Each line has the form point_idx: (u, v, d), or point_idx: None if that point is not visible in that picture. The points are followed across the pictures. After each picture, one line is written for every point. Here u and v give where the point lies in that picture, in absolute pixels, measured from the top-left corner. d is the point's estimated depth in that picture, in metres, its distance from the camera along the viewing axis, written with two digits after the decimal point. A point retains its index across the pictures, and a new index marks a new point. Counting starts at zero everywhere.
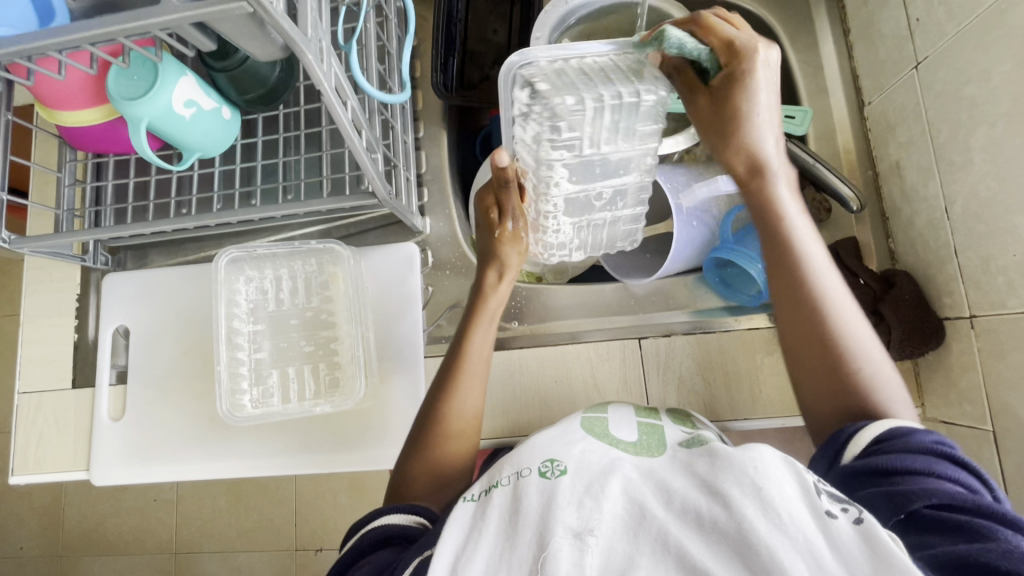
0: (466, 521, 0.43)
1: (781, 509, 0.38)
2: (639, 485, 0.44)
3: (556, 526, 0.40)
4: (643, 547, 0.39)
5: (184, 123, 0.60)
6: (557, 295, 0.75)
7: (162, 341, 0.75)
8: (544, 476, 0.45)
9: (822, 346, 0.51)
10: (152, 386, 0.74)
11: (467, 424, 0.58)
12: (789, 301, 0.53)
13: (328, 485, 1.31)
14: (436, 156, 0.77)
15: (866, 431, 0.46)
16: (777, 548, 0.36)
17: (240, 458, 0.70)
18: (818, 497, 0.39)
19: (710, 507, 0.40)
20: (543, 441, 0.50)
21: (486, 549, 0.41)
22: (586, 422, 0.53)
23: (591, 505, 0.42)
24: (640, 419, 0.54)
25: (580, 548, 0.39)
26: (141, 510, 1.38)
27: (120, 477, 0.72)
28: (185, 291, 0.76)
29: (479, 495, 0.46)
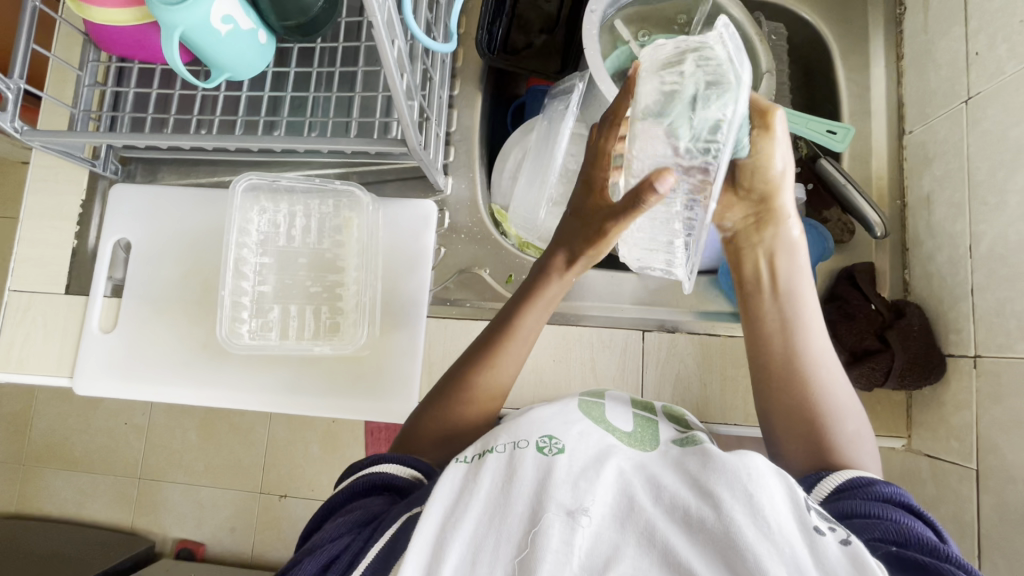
0: (456, 482, 0.44)
1: (773, 518, 0.39)
2: (628, 474, 0.45)
3: (550, 503, 0.41)
4: (631, 537, 0.40)
5: (219, 39, 0.59)
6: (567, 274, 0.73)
7: (164, 260, 0.74)
8: (541, 452, 0.45)
9: (794, 422, 0.52)
10: (147, 304, 0.73)
11: (495, 394, 0.57)
12: (773, 375, 0.53)
13: (301, 435, 1.31)
14: (468, 117, 0.76)
15: (824, 483, 0.47)
16: (763, 558, 0.37)
17: (229, 388, 0.70)
18: (808, 512, 0.40)
19: (699, 507, 0.41)
20: (543, 416, 0.50)
21: (474, 513, 0.42)
22: (583, 405, 0.53)
23: (585, 487, 0.43)
24: (636, 412, 0.54)
25: (571, 527, 0.40)
26: (109, 431, 1.37)
27: (101, 389, 0.71)
28: (195, 212, 0.75)
29: (472, 458, 0.46)
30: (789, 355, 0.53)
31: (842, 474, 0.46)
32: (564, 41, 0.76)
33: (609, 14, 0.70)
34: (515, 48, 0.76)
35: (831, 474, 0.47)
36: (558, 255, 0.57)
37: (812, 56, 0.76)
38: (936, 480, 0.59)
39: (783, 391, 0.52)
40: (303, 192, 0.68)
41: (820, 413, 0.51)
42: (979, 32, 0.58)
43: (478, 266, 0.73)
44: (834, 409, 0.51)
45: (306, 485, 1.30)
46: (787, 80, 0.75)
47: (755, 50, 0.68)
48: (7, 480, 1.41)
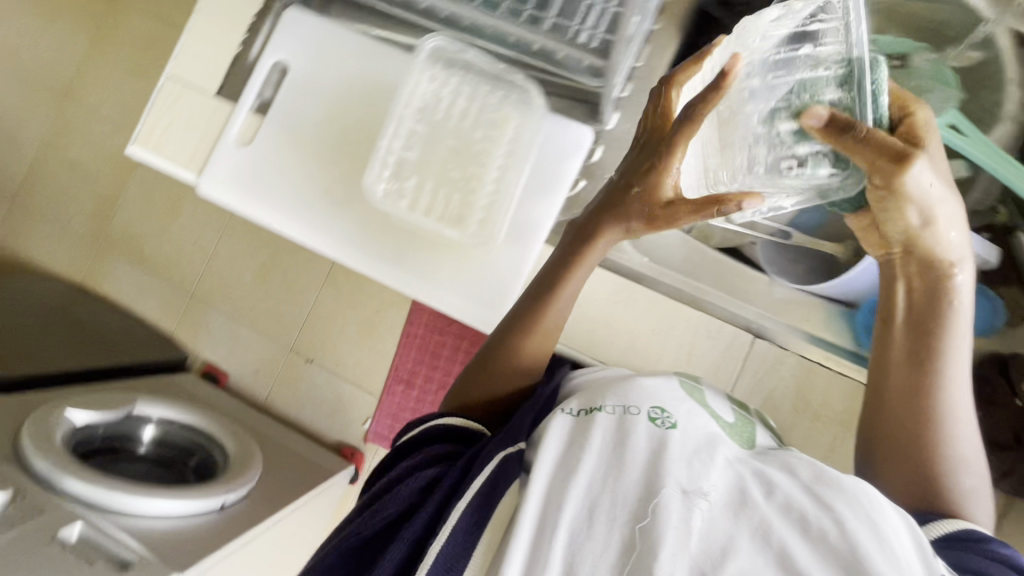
0: (563, 435, 0.44)
1: (900, 551, 0.36)
2: (739, 464, 0.42)
3: (667, 479, 0.39)
4: (744, 529, 0.37)
5: None
6: (697, 250, 0.69)
7: (315, 96, 0.74)
8: (654, 422, 0.44)
9: (892, 441, 0.51)
10: (287, 132, 0.73)
11: (551, 330, 0.56)
12: (901, 411, 0.51)
13: (344, 312, 1.34)
14: (659, 57, 0.71)
15: (933, 525, 0.46)
16: None
17: (337, 239, 0.70)
18: (934, 560, 0.37)
19: (818, 516, 0.38)
20: (652, 386, 0.48)
21: (588, 467, 0.41)
22: (684, 384, 0.51)
23: (699, 468, 0.41)
24: (734, 408, 0.53)
25: (690, 506, 0.38)
26: (179, 244, 1.44)
27: (223, 196, 0.74)
28: (358, 59, 0.73)
29: (578, 412, 0.47)
30: (931, 398, 0.50)
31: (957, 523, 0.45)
32: None
33: None
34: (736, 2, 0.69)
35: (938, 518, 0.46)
36: (632, 188, 0.50)
37: None
38: None
39: (901, 426, 0.51)
40: (477, 74, 0.66)
41: (940, 457, 0.49)
42: None
43: None
44: (961, 457, 0.49)
45: (333, 358, 1.35)
46: None
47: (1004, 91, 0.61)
48: (78, 252, 1.49)
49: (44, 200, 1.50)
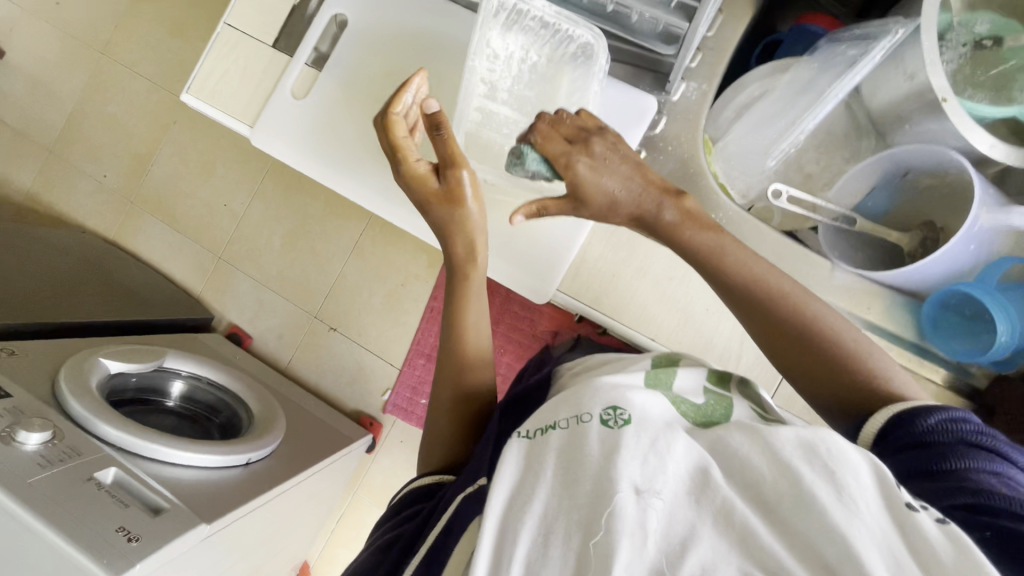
0: (517, 462, 0.40)
1: (858, 494, 0.34)
2: (696, 445, 0.39)
3: (621, 480, 0.36)
4: (704, 522, 0.35)
5: None
6: (760, 230, 0.66)
7: (374, 52, 0.72)
8: (605, 425, 0.40)
9: (840, 364, 0.48)
10: (342, 88, 0.72)
11: (480, 354, 0.59)
12: (800, 356, 0.50)
13: (369, 283, 1.34)
14: (731, 29, 0.68)
15: (871, 427, 0.44)
16: (856, 537, 0.32)
17: (389, 199, 0.71)
18: (899, 491, 0.35)
19: (774, 483, 0.36)
20: (611, 386, 0.44)
21: (542, 494, 0.38)
22: (651, 376, 0.50)
23: (656, 463, 0.37)
24: (709, 386, 0.51)
25: (644, 507, 0.35)
26: (209, 207, 1.45)
27: (276, 150, 0.73)
28: (420, 17, 0.72)
29: (535, 434, 0.42)
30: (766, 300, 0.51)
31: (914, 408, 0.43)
32: None
33: None
34: None
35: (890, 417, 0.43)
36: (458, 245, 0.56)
37: None
38: None
39: (817, 368, 0.49)
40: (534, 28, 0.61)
41: (829, 353, 0.49)
42: None
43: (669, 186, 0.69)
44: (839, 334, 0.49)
45: (355, 329, 1.35)
46: None
47: None
48: (111, 207, 1.51)
49: (81, 154, 1.51)
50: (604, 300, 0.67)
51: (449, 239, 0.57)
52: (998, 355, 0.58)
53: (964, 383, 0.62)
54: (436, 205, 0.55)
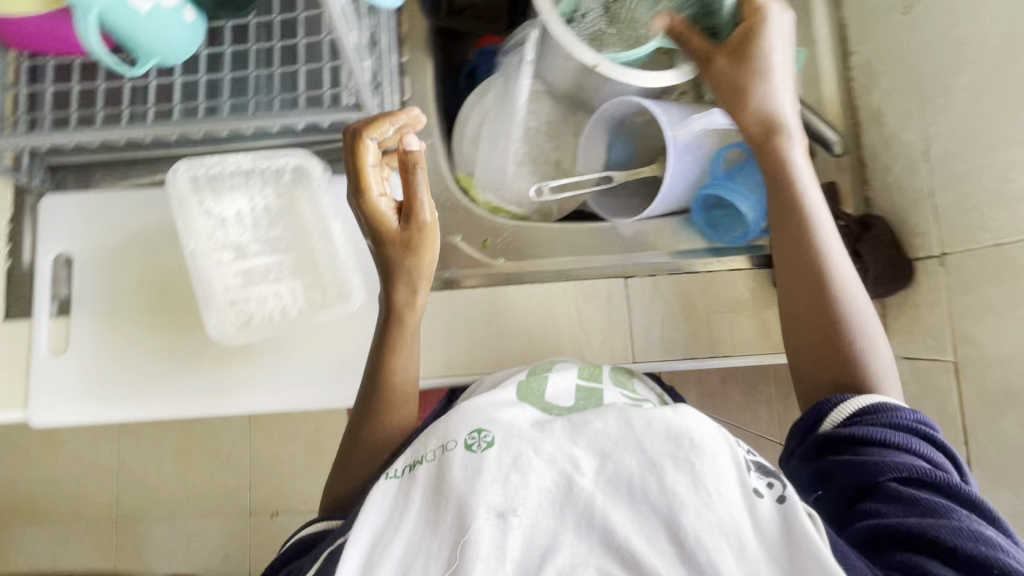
0: (388, 501, 0.45)
1: (709, 478, 0.42)
2: (570, 446, 0.45)
3: (478, 505, 0.42)
4: (569, 526, 0.42)
5: (138, 19, 0.55)
6: (544, 230, 0.73)
7: (115, 270, 0.69)
8: (469, 449, 0.45)
9: (824, 282, 0.53)
10: (101, 319, 0.68)
11: (409, 393, 0.60)
12: (796, 264, 0.55)
13: (286, 447, 1.26)
14: (422, 84, 0.73)
15: (843, 405, 0.49)
16: (695, 519, 0.40)
17: (204, 395, 0.66)
18: (748, 473, 0.43)
19: (642, 478, 0.43)
20: (483, 412, 0.50)
21: (407, 531, 0.43)
22: (522, 391, 0.57)
23: (517, 480, 0.43)
24: (579, 382, 0.59)
25: (502, 529, 0.42)
26: (78, 477, 1.28)
27: (63, 417, 0.66)
28: (143, 215, 0.70)
29: (403, 473, 0.47)
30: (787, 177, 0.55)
31: (857, 400, 0.48)
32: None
33: None
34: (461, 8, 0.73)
35: (846, 398, 0.49)
36: (401, 287, 0.57)
37: None
38: (917, 378, 0.62)
39: (813, 301, 0.54)
40: (240, 178, 0.61)
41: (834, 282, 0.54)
42: None
43: (452, 235, 0.72)
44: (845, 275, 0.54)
45: (297, 500, 1.25)
46: None
47: None
48: None
49: None
50: (454, 363, 0.68)
51: (393, 277, 0.57)
52: (756, 228, 0.68)
53: (763, 257, 0.69)
54: (393, 248, 0.56)
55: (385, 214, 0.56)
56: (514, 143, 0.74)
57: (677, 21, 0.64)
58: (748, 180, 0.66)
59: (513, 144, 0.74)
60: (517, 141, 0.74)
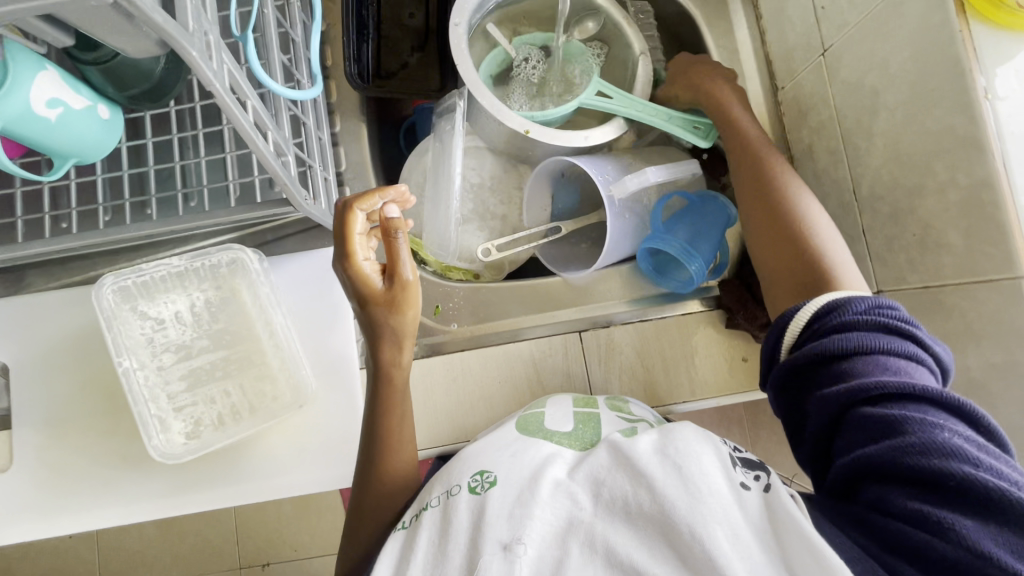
0: (396, 550, 0.45)
1: (701, 481, 0.42)
2: (568, 483, 0.46)
3: (487, 542, 0.42)
4: (573, 548, 0.42)
5: (50, 126, 0.52)
6: (496, 289, 0.73)
7: (52, 376, 0.66)
8: (474, 492, 0.47)
9: (808, 283, 0.53)
10: (43, 429, 0.65)
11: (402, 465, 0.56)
12: (766, 217, 0.58)
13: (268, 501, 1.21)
14: (357, 152, 0.72)
15: (803, 310, 0.48)
16: (700, 525, 0.40)
17: (160, 497, 0.64)
18: (733, 470, 0.44)
19: (637, 494, 0.43)
20: (479, 453, 0.51)
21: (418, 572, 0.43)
22: (521, 422, 0.57)
23: (521, 513, 0.44)
24: (576, 409, 0.59)
25: (509, 561, 0.41)
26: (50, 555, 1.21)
27: (15, 536, 0.64)
28: (77, 316, 0.68)
29: (411, 521, 0.48)
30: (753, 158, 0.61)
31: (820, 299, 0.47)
32: (439, 55, 0.73)
33: (478, 21, 0.69)
34: (389, 70, 0.72)
35: (806, 304, 0.49)
36: (391, 342, 0.55)
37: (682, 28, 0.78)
38: None
39: (777, 240, 0.57)
40: (173, 280, 0.60)
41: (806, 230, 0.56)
42: None
43: None
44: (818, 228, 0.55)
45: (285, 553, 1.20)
46: (663, 56, 0.76)
47: (625, 34, 0.69)
48: None
49: None
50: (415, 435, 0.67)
51: (379, 336, 0.54)
52: (698, 279, 0.66)
53: (712, 299, 0.70)
54: (374, 309, 0.53)
55: (372, 277, 0.53)
56: (451, 204, 0.71)
57: (598, 81, 0.65)
58: (688, 229, 0.67)
59: (450, 205, 0.71)
60: (453, 201, 0.71)
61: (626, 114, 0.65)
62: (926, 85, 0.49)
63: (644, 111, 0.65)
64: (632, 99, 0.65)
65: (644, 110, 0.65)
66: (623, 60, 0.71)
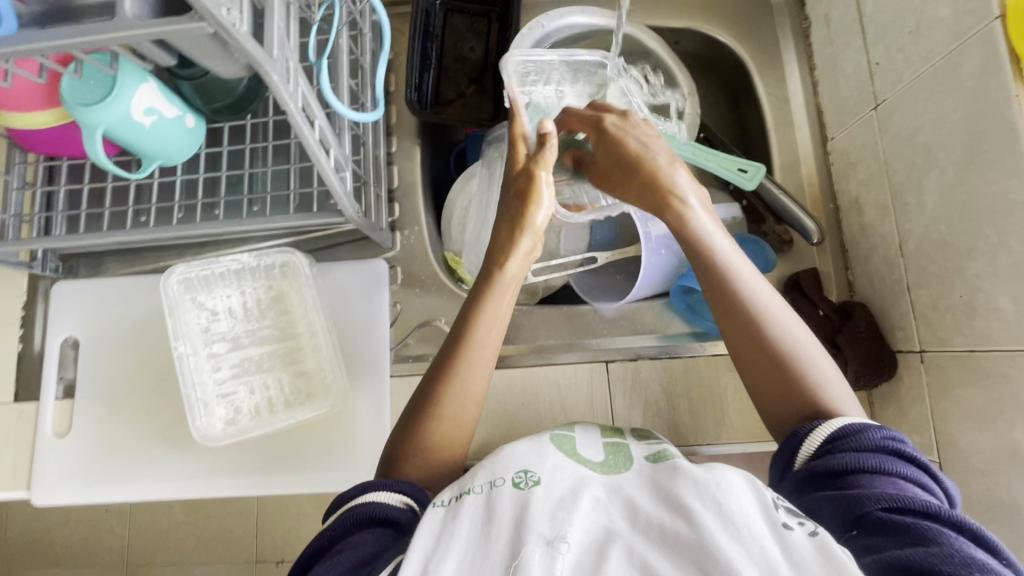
0: (437, 523, 0.45)
1: (739, 515, 0.41)
2: (606, 505, 0.46)
3: (529, 535, 0.43)
4: (612, 553, 0.42)
5: (144, 130, 0.59)
6: (526, 313, 0.74)
7: (114, 353, 0.72)
8: (519, 487, 0.47)
9: (790, 367, 0.50)
10: (101, 400, 0.71)
11: (456, 438, 0.56)
12: (722, 301, 0.53)
13: (290, 498, 1.19)
14: (409, 171, 0.77)
15: (818, 430, 0.46)
16: (734, 559, 0.39)
17: (195, 477, 0.68)
18: (776, 511, 0.42)
19: (673, 522, 0.42)
20: (518, 452, 0.51)
21: (457, 551, 0.43)
22: (555, 439, 0.54)
23: (564, 516, 0.44)
24: (605, 439, 0.55)
25: (552, 556, 0.41)
26: (90, 522, 1.22)
27: (65, 497, 0.69)
28: (143, 300, 0.74)
29: (450, 501, 0.47)
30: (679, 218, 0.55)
31: (832, 423, 0.46)
32: (494, 88, 0.76)
33: None
34: (447, 99, 0.77)
35: (820, 423, 0.46)
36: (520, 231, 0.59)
37: (735, 74, 0.79)
38: None
39: (752, 339, 0.51)
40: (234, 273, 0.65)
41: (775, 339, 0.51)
42: (876, 43, 0.60)
43: (436, 318, 0.73)
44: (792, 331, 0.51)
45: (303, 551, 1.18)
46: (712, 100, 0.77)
47: (677, 81, 0.71)
48: None
49: None
50: None
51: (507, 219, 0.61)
52: None
53: None
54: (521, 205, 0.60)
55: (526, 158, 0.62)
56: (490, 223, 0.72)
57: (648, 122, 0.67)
58: None
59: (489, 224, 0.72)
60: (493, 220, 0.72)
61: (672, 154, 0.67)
62: (979, 147, 0.48)
63: (690, 151, 0.66)
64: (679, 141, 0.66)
65: (690, 150, 0.66)
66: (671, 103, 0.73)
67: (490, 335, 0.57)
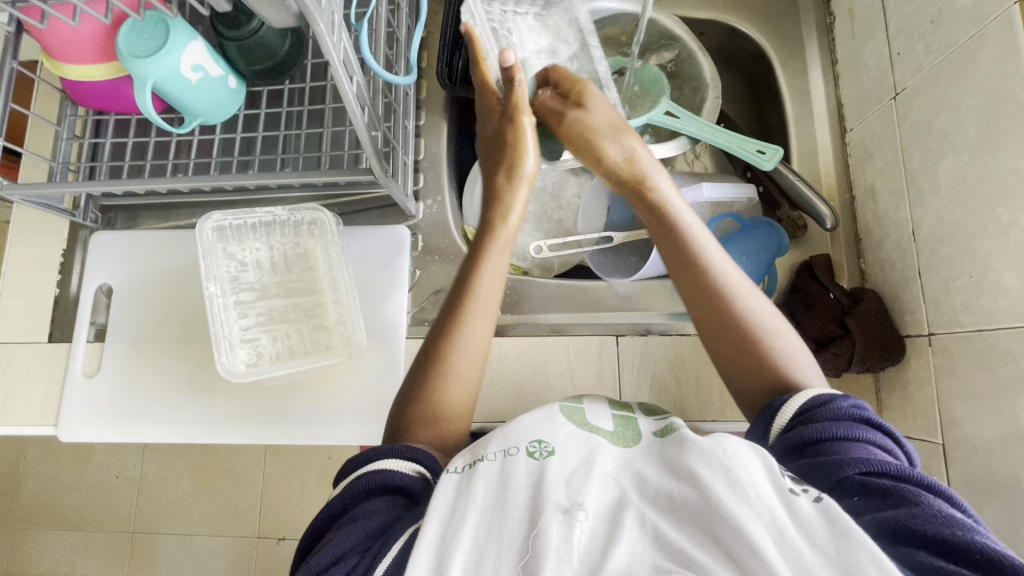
0: (451, 496, 0.45)
1: (748, 483, 0.41)
2: (617, 476, 0.46)
3: (546, 503, 0.43)
4: (625, 522, 0.42)
5: (190, 86, 0.62)
6: (541, 285, 0.76)
7: (144, 301, 0.75)
8: (532, 457, 0.47)
9: (751, 342, 0.53)
10: (130, 345, 0.74)
11: (463, 403, 0.57)
12: (689, 282, 0.57)
13: (297, 473, 1.20)
14: (435, 144, 0.79)
15: (790, 404, 0.48)
16: (743, 521, 0.39)
17: (213, 424, 0.70)
18: (782, 477, 0.42)
19: (681, 491, 0.43)
20: (530, 420, 0.51)
21: (474, 521, 0.43)
22: (565, 410, 0.53)
23: (578, 485, 0.45)
24: (613, 411, 0.55)
25: (569, 523, 0.42)
26: (102, 483, 1.25)
27: (89, 435, 0.72)
28: (176, 253, 0.77)
29: (463, 468, 0.48)
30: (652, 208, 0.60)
31: (800, 397, 0.48)
32: None
33: None
34: None
35: (785, 400, 0.49)
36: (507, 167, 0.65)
37: (758, 67, 0.81)
38: None
39: (718, 316, 0.55)
40: (263, 226, 0.68)
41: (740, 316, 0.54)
42: (898, 34, 0.62)
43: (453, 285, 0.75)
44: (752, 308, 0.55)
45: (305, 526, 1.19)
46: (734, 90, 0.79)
47: (701, 67, 0.73)
48: None
49: None
50: None
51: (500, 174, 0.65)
52: None
53: None
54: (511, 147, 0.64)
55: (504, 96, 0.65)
56: None
57: (667, 103, 0.70)
58: (737, 251, 0.69)
59: None
60: None
61: (689, 134, 0.69)
62: (995, 130, 0.50)
63: (708, 130, 0.67)
64: (697, 121, 0.68)
65: (707, 130, 0.68)
66: (693, 89, 0.75)
67: (484, 316, 0.59)
